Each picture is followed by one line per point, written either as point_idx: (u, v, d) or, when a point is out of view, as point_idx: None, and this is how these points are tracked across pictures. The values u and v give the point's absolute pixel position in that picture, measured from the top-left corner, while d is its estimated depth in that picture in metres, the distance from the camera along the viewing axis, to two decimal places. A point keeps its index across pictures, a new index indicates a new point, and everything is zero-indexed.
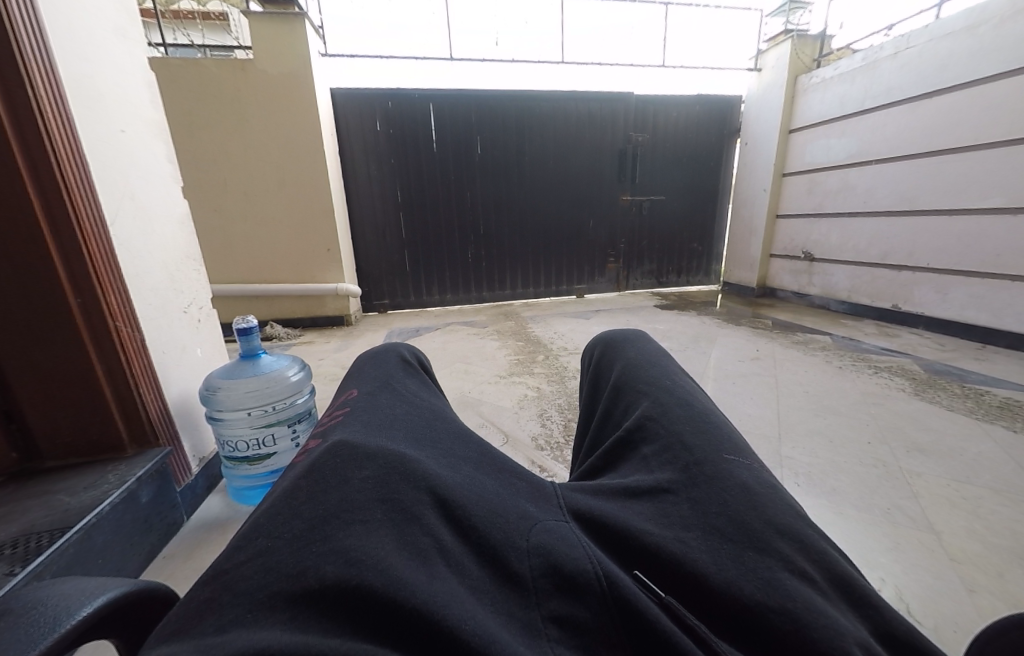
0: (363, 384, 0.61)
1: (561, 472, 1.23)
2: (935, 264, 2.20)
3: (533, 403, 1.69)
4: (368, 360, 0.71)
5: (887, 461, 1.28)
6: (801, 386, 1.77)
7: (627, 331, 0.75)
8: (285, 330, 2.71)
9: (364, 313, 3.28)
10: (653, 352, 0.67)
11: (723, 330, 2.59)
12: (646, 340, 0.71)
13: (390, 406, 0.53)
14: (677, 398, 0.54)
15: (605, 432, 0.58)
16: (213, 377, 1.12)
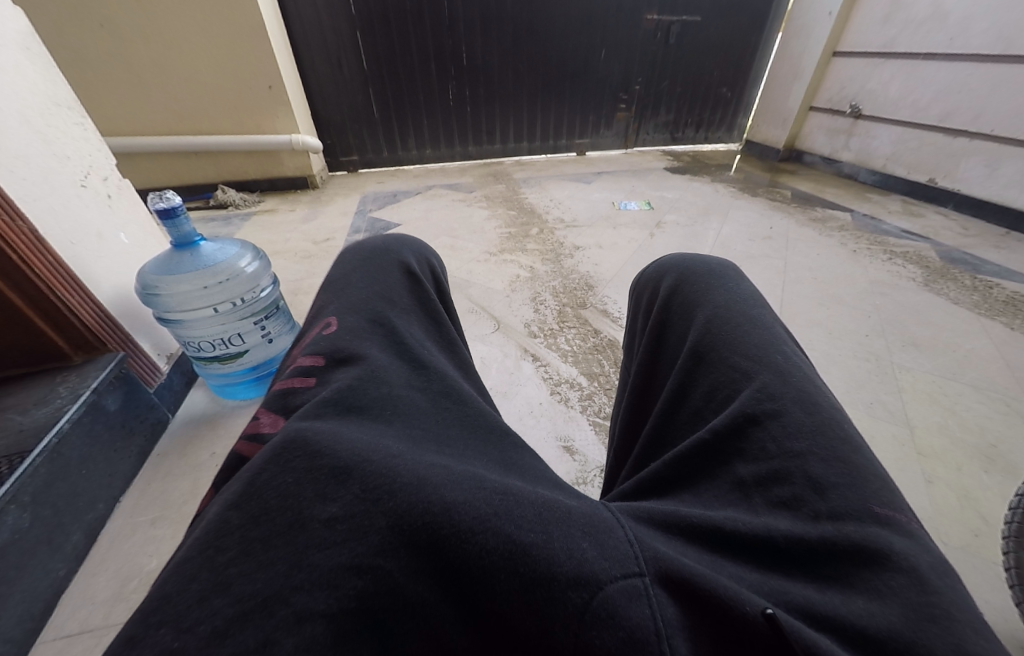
0: (344, 308, 0.43)
1: (553, 362, 1.18)
2: (999, 131, 1.88)
3: (526, 286, 1.56)
4: (355, 263, 0.51)
5: (880, 355, 1.20)
6: (810, 273, 1.63)
7: (707, 262, 0.56)
8: (240, 194, 2.35)
9: (332, 170, 2.83)
10: (748, 303, 0.49)
11: (737, 201, 2.34)
12: (735, 283, 0.53)
13: (383, 365, 0.37)
14: (795, 391, 0.38)
15: (679, 415, 0.44)
16: (146, 273, 0.94)
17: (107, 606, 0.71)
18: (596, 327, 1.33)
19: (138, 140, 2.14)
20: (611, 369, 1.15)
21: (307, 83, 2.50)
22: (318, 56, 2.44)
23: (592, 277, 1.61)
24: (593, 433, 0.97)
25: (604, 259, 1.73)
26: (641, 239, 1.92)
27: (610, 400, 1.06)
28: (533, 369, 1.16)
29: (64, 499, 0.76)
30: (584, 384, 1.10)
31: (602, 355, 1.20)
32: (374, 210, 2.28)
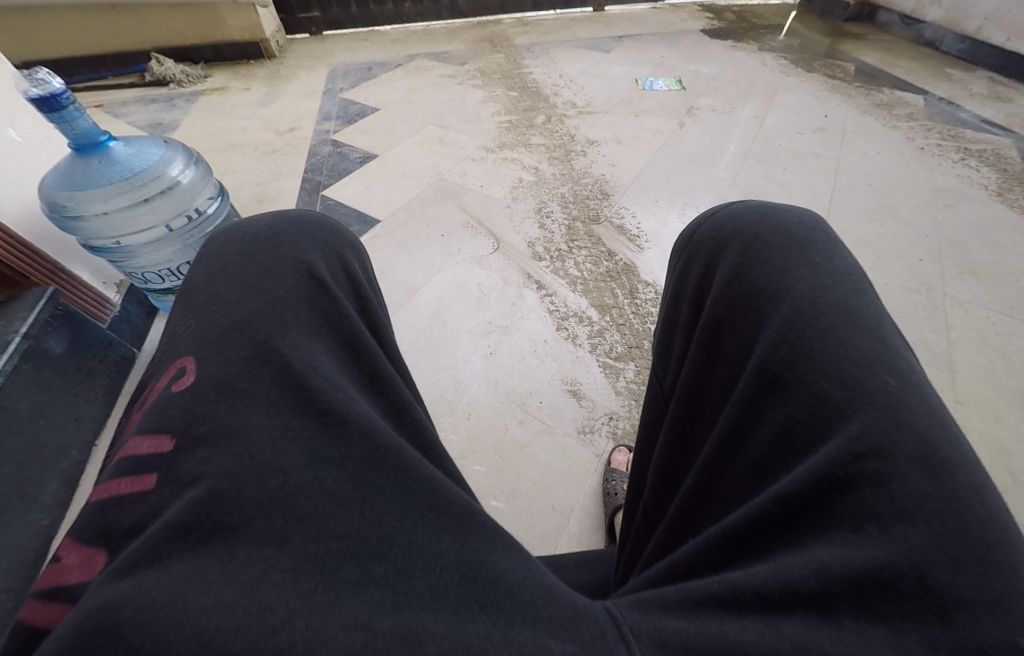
0: (204, 342, 0.31)
1: (560, 291, 1.04)
2: None
3: (530, 193, 1.33)
4: (236, 259, 0.37)
5: (932, 285, 1.07)
6: (865, 179, 1.38)
7: (778, 229, 0.41)
8: (179, 67, 1.92)
9: (290, 32, 2.28)
10: (839, 293, 0.35)
11: (788, 79, 1.91)
12: (826, 259, 0.39)
13: (276, 441, 0.26)
14: (915, 443, 0.26)
15: (732, 467, 0.33)
16: (45, 187, 0.72)
17: None
18: (610, 248, 1.15)
19: None
20: (625, 300, 1.02)
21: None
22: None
23: (608, 181, 1.36)
24: (602, 376, 0.88)
25: (622, 158, 1.46)
26: (668, 130, 1.60)
27: (623, 337, 0.94)
28: (536, 300, 1.02)
29: (25, 453, 0.69)
30: (593, 319, 0.98)
31: (615, 283, 1.06)
32: (346, 90, 1.88)
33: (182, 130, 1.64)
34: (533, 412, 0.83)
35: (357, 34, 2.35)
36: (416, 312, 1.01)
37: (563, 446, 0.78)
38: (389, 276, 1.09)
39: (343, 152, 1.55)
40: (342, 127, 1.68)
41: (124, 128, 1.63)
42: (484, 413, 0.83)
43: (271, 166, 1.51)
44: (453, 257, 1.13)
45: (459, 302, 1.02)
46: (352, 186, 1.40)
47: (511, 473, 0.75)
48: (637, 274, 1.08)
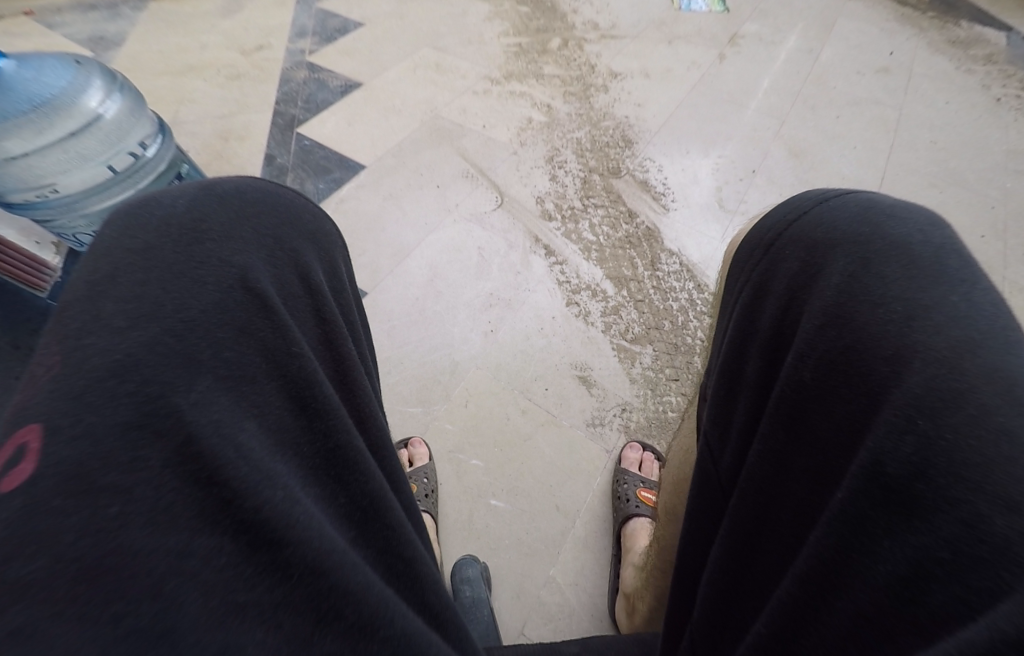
0: (61, 398, 0.19)
1: (572, 259, 0.91)
2: None
3: (540, 137, 1.15)
4: (135, 266, 0.26)
5: (989, 265, 0.95)
6: (927, 134, 1.20)
7: (890, 250, 0.28)
8: None
9: None
10: (997, 350, 0.22)
11: (847, 3, 1.63)
12: (965, 297, 0.25)
13: (162, 586, 0.15)
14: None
15: (827, 615, 0.20)
16: None
17: None
18: (630, 208, 1.00)
19: None
20: (645, 272, 0.89)
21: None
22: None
23: (632, 125, 1.18)
24: (616, 361, 0.78)
25: (649, 97, 1.26)
26: (705, 64, 1.37)
27: (641, 316, 0.84)
28: (545, 268, 0.90)
29: None
30: (609, 293, 0.86)
31: (635, 252, 0.93)
32: None
33: (131, 45, 1.40)
34: (536, 400, 0.74)
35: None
36: (408, 279, 0.89)
37: (569, 440, 0.71)
38: (376, 236, 0.96)
39: (322, 80, 1.32)
40: (321, 47, 1.43)
41: (63, 41, 1.38)
42: (483, 400, 0.75)
43: (238, 94, 1.30)
44: (449, 214, 0.99)
45: (456, 268, 0.90)
46: (333, 122, 1.21)
47: (511, 470, 0.68)
48: (660, 241, 0.95)
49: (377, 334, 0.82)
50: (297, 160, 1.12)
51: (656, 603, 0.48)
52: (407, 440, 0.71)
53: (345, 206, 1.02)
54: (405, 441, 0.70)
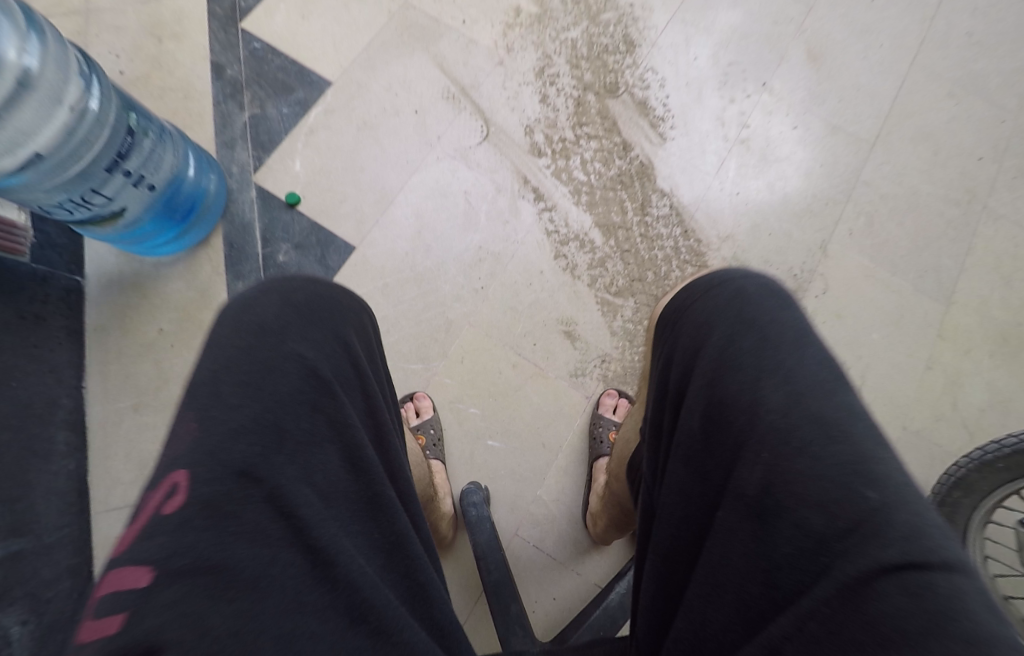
0: (198, 452, 0.24)
1: (562, 204, 0.89)
2: None
3: (530, 37, 0.98)
4: (236, 354, 0.29)
5: (977, 195, 0.95)
6: (966, 22, 1.06)
7: (753, 318, 0.34)
8: None
9: None
10: (816, 398, 0.29)
11: None
12: (801, 352, 0.31)
13: (258, 581, 0.22)
14: (913, 595, 0.21)
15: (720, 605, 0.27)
16: None
17: (138, 485, 0.79)
18: (626, 138, 0.93)
19: None
20: (634, 218, 0.88)
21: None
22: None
23: (636, 18, 1.00)
24: (599, 315, 0.84)
25: None
26: None
27: (626, 268, 0.86)
28: (533, 215, 0.88)
29: (18, 415, 0.70)
30: (596, 244, 0.87)
31: (625, 193, 0.90)
32: None
33: None
34: (526, 354, 0.82)
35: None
36: (395, 230, 0.88)
37: (555, 389, 0.81)
38: (355, 177, 0.90)
39: None
40: None
41: None
42: (477, 356, 0.82)
43: None
44: (431, 149, 0.91)
45: (443, 216, 0.88)
46: (281, 12, 1.00)
47: (505, 415, 0.80)
48: (653, 179, 0.91)
49: (370, 293, 0.85)
50: (250, 74, 0.96)
51: (610, 522, 0.65)
52: (412, 393, 0.81)
53: (314, 138, 0.92)
54: (411, 395, 0.80)
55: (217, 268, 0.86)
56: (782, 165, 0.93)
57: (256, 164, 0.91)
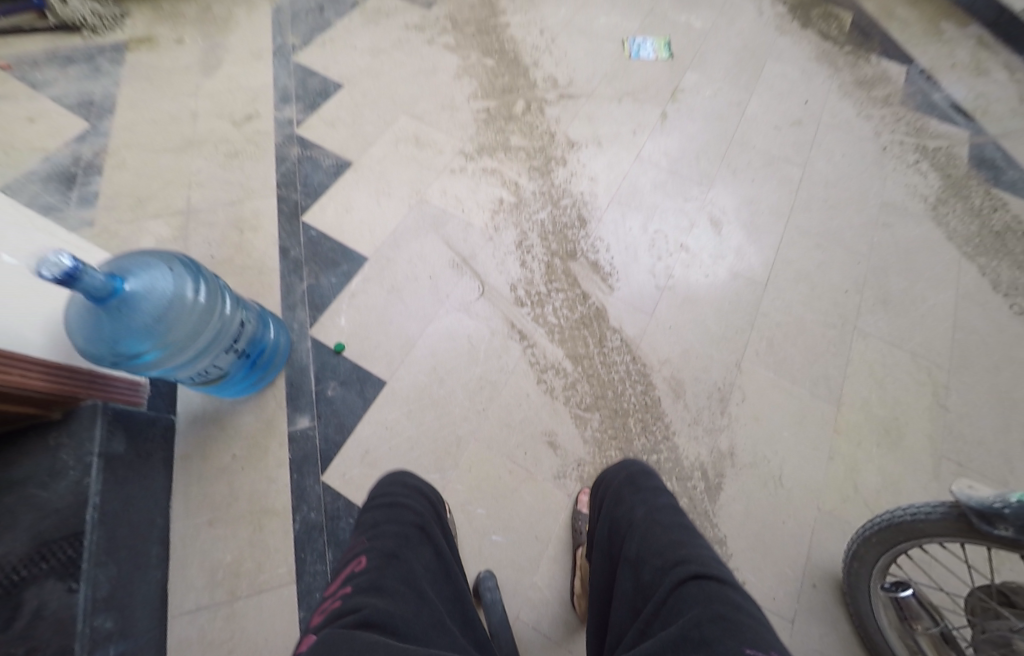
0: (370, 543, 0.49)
1: (541, 342, 1.19)
2: None
3: (510, 219, 1.37)
4: (376, 507, 0.56)
5: (847, 318, 1.28)
6: (821, 192, 1.49)
7: (637, 485, 0.63)
8: (91, 8, 1.84)
9: None
10: (666, 514, 0.54)
11: (781, 37, 1.85)
12: (658, 497, 0.59)
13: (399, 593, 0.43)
14: (697, 583, 0.41)
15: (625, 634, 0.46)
16: (80, 332, 0.77)
17: (208, 588, 0.96)
18: (584, 290, 1.27)
19: None
20: (595, 349, 1.19)
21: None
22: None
23: (586, 202, 1.41)
24: (573, 427, 1.10)
25: (600, 167, 1.48)
26: (650, 125, 1.58)
27: (591, 388, 1.14)
28: (520, 351, 1.18)
29: (132, 536, 0.90)
30: (568, 370, 1.16)
31: (587, 331, 1.21)
32: (304, 59, 1.74)
33: (128, 146, 1.54)
34: (519, 462, 1.07)
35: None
36: (415, 367, 1.16)
37: (543, 489, 1.04)
38: (386, 327, 1.21)
39: (314, 159, 1.48)
40: (306, 118, 1.58)
41: (67, 152, 1.55)
42: (481, 466, 1.06)
43: (240, 178, 1.46)
44: (442, 304, 1.24)
45: (452, 355, 1.18)
46: (331, 208, 1.39)
47: (505, 514, 1.02)
48: (606, 320, 1.23)
49: (399, 418, 1.11)
50: (309, 253, 1.31)
51: None
52: None
53: (355, 301, 1.25)
54: None
55: (280, 403, 1.12)
56: (700, 303, 1.26)
57: (312, 320, 1.22)
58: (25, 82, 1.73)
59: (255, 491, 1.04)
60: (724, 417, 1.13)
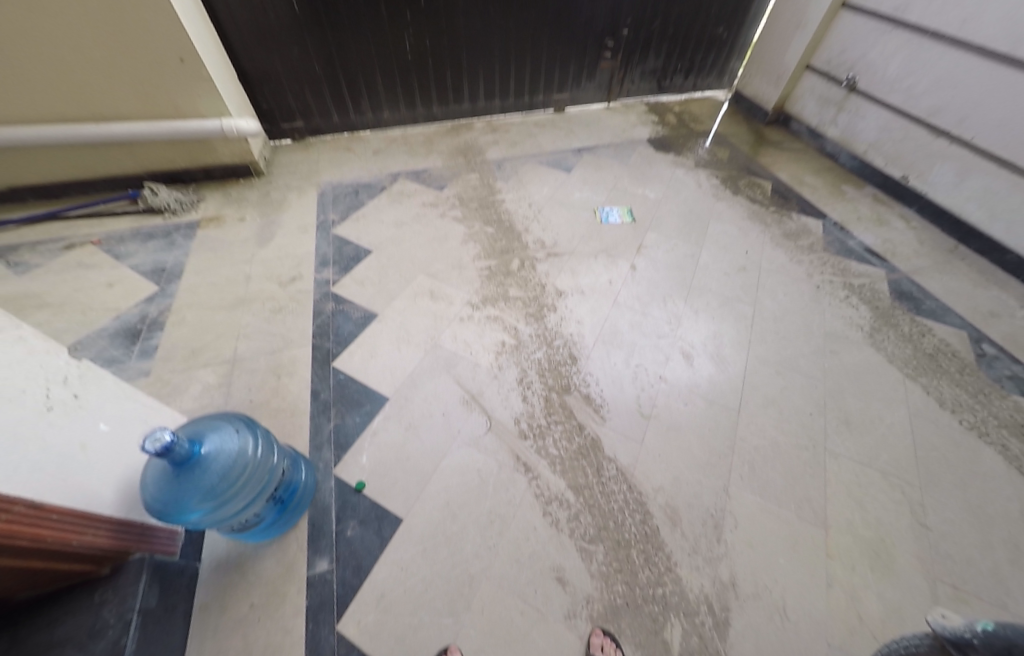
0: None
1: (545, 475, 1.31)
2: (978, 143, 2.07)
3: (512, 360, 1.60)
4: None
5: (817, 439, 1.44)
6: (772, 325, 1.77)
7: None
8: (175, 197, 2.33)
9: (276, 140, 2.76)
10: None
11: (718, 203, 2.35)
12: None
13: None
14: None
15: None
16: (157, 498, 0.90)
17: None
18: (580, 421, 1.43)
19: (64, 132, 2.04)
20: (594, 479, 1.31)
21: (225, 36, 2.24)
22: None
23: (575, 342, 1.66)
24: (580, 560, 1.16)
25: (585, 312, 1.77)
26: (623, 275, 1.92)
27: (594, 520, 1.23)
28: (526, 484, 1.29)
29: None
30: (571, 501, 1.26)
31: (586, 462, 1.34)
32: (342, 230, 2.17)
33: (189, 306, 1.83)
34: (530, 601, 1.10)
35: (339, 137, 2.87)
36: (430, 503, 1.26)
37: (556, 631, 1.06)
38: (404, 464, 1.34)
39: (345, 312, 1.78)
40: (340, 278, 1.92)
41: (135, 312, 1.83)
42: (493, 608, 1.09)
43: (281, 330, 1.72)
44: (454, 439, 1.39)
45: (464, 490, 1.28)
46: (358, 354, 1.62)
47: None
48: (602, 450, 1.37)
49: (414, 557, 1.17)
50: (337, 395, 1.50)
51: None
52: (445, 647, 1.04)
53: (377, 439, 1.39)
54: (444, 648, 1.03)
55: (302, 546, 1.19)
56: (684, 430, 1.42)
57: (336, 459, 1.35)
58: (109, 254, 2.11)
59: (270, 646, 1.05)
60: (722, 545, 1.20)
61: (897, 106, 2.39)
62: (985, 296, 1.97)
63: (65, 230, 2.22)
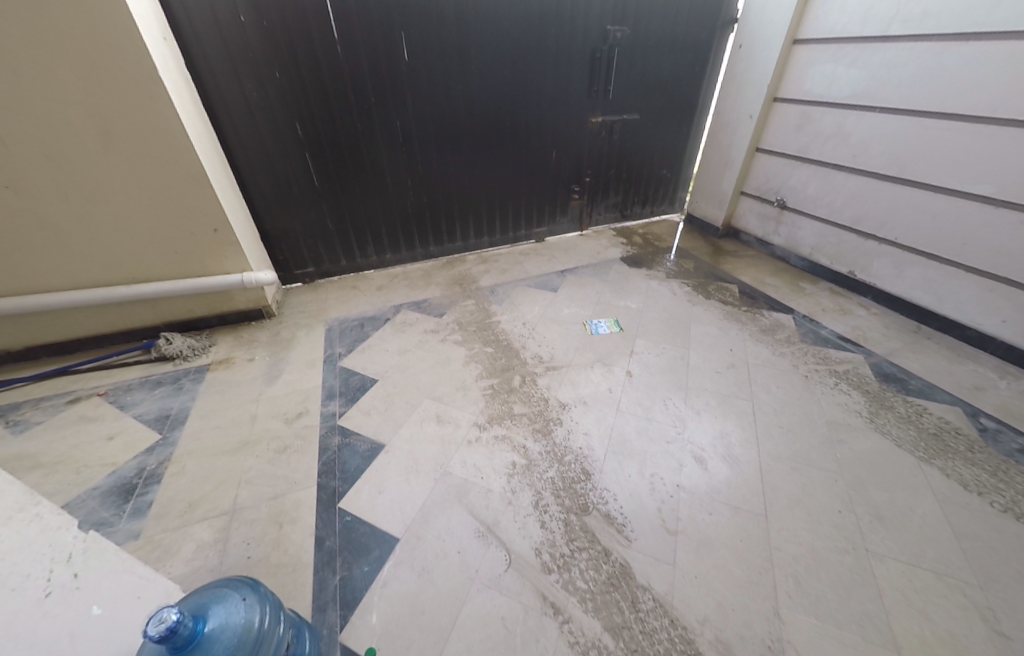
0: None
1: (577, 615, 1.19)
2: (902, 241, 2.42)
3: (524, 481, 1.56)
4: None
5: (854, 540, 1.36)
6: (774, 418, 1.80)
7: None
8: (189, 344, 2.46)
9: (289, 285, 3.05)
10: None
11: (695, 307, 2.58)
12: None
13: None
14: None
15: None
16: None
17: None
18: (605, 545, 1.35)
19: (99, 294, 2.25)
20: (631, 615, 1.18)
21: (254, 207, 2.66)
22: (261, 170, 2.56)
23: (586, 455, 1.65)
24: None
25: (590, 423, 1.79)
26: (621, 382, 2.00)
27: None
28: (557, 630, 1.16)
29: None
30: (610, 647, 1.12)
31: (619, 594, 1.23)
32: (348, 363, 2.27)
33: (192, 453, 1.80)
34: None
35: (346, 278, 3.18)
36: None
37: None
38: (419, 619, 1.20)
39: (352, 445, 1.76)
40: (347, 410, 1.95)
41: (134, 464, 1.78)
42: None
43: (286, 471, 1.68)
44: (473, 581, 1.28)
45: (488, 646, 1.14)
46: (366, 491, 1.57)
47: None
48: (634, 577, 1.27)
49: None
50: (343, 541, 1.41)
51: None
52: None
53: (388, 590, 1.27)
54: None
55: None
56: (715, 545, 1.34)
57: (343, 621, 1.20)
58: (116, 405, 2.13)
59: None
60: None
61: (824, 218, 2.83)
62: (963, 370, 2.08)
63: (74, 384, 2.27)
